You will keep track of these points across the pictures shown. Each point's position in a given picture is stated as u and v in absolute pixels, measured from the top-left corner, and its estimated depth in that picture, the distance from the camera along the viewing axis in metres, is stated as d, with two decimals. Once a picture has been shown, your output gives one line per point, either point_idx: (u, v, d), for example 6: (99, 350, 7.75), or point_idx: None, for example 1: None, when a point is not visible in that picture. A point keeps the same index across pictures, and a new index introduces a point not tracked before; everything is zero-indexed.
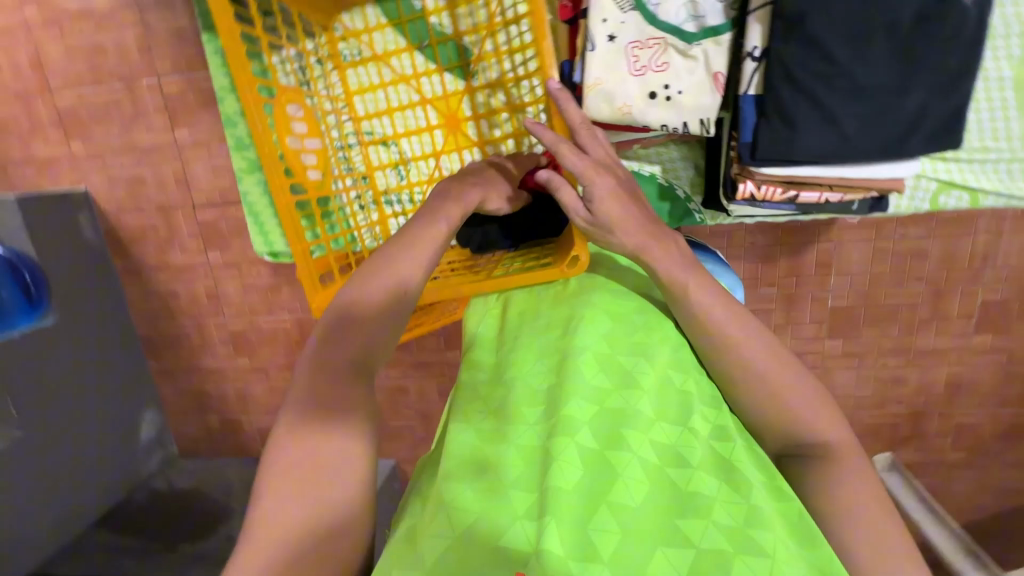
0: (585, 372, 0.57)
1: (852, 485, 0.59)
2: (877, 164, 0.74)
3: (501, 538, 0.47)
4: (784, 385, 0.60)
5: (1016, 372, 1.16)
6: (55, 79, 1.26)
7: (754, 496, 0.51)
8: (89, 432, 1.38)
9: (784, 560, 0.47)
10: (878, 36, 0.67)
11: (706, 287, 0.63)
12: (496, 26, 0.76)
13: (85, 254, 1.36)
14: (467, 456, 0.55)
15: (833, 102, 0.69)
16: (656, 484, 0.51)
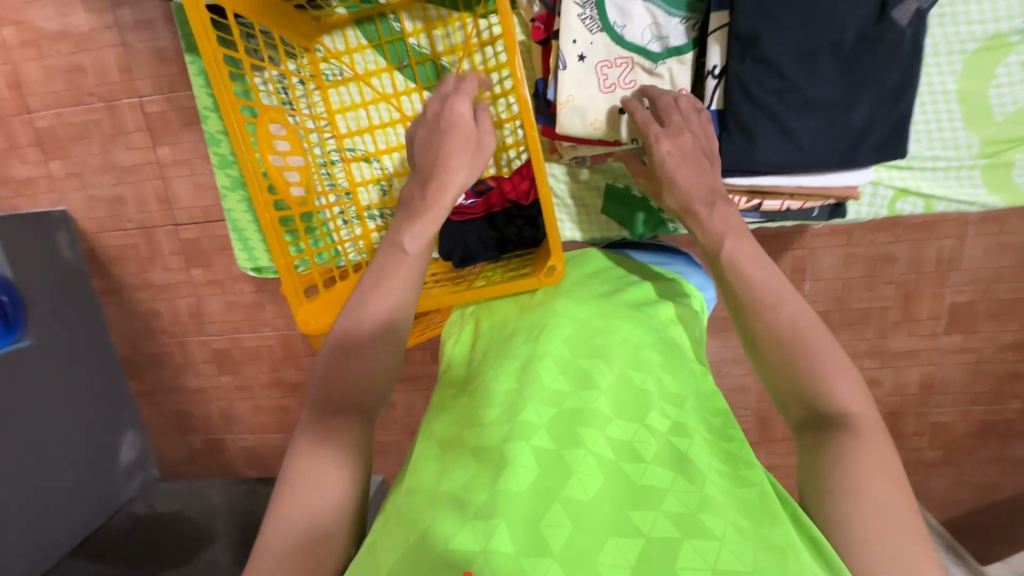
0: (543, 376, 0.58)
1: (874, 466, 0.49)
2: (831, 174, 0.78)
3: (446, 543, 0.44)
4: (812, 348, 0.55)
5: (985, 370, 1.21)
6: (34, 100, 1.26)
7: (709, 486, 0.49)
8: (66, 456, 1.35)
9: (736, 544, 0.44)
10: (824, 54, 0.71)
11: (744, 250, 0.62)
12: (473, 46, 0.78)
13: (64, 274, 1.35)
14: (428, 466, 0.54)
15: (787, 116, 0.73)
16: (610, 478, 0.50)
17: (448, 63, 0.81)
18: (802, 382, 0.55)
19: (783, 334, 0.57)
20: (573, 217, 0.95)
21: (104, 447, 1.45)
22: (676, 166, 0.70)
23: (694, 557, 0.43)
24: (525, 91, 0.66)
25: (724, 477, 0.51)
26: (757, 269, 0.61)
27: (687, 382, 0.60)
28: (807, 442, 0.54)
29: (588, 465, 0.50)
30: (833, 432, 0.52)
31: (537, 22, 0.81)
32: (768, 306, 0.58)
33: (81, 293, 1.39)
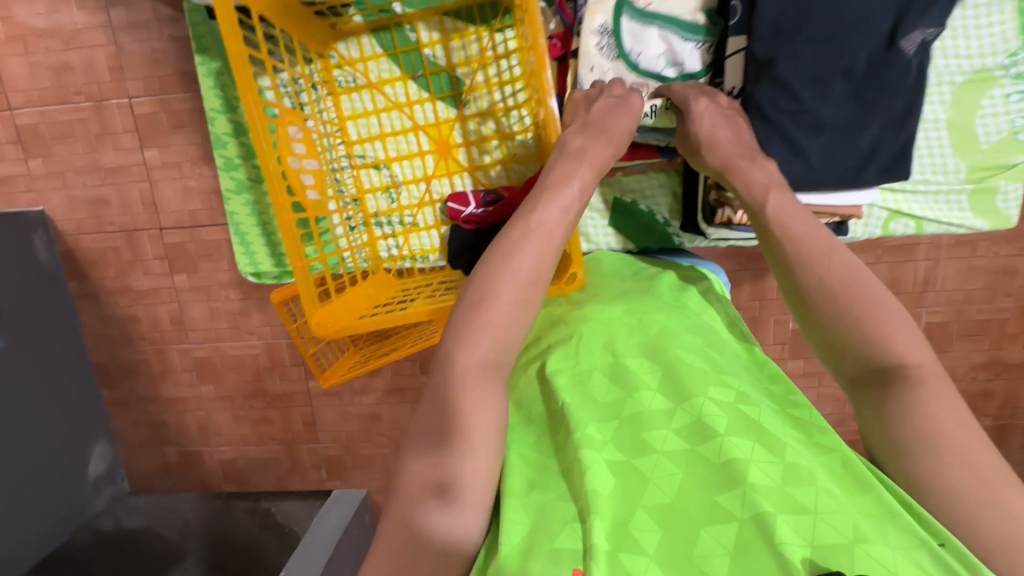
0: (594, 391, 0.62)
1: (940, 412, 0.53)
2: (837, 193, 0.80)
3: (552, 539, 0.50)
4: (861, 302, 0.59)
5: (956, 388, 1.26)
6: (16, 96, 1.22)
7: (789, 453, 0.53)
8: (33, 466, 1.28)
9: (829, 512, 0.49)
10: (836, 79, 0.73)
11: (789, 202, 0.66)
12: (487, 59, 0.80)
13: (38, 277, 1.30)
14: (518, 468, 0.58)
15: (800, 135, 0.76)
16: (689, 470, 0.54)
17: (462, 74, 0.82)
18: (860, 336, 0.58)
19: (835, 284, 0.60)
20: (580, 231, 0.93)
21: (73, 459, 1.39)
22: (715, 121, 0.73)
23: (791, 531, 0.48)
24: (551, 103, 0.69)
25: (807, 448, 0.56)
26: (802, 224, 0.64)
27: (730, 360, 0.66)
28: (867, 396, 0.57)
29: (662, 464, 0.54)
30: (896, 385, 0.55)
31: (554, 40, 0.84)
32: (818, 259, 0.61)
33: (55, 297, 1.34)
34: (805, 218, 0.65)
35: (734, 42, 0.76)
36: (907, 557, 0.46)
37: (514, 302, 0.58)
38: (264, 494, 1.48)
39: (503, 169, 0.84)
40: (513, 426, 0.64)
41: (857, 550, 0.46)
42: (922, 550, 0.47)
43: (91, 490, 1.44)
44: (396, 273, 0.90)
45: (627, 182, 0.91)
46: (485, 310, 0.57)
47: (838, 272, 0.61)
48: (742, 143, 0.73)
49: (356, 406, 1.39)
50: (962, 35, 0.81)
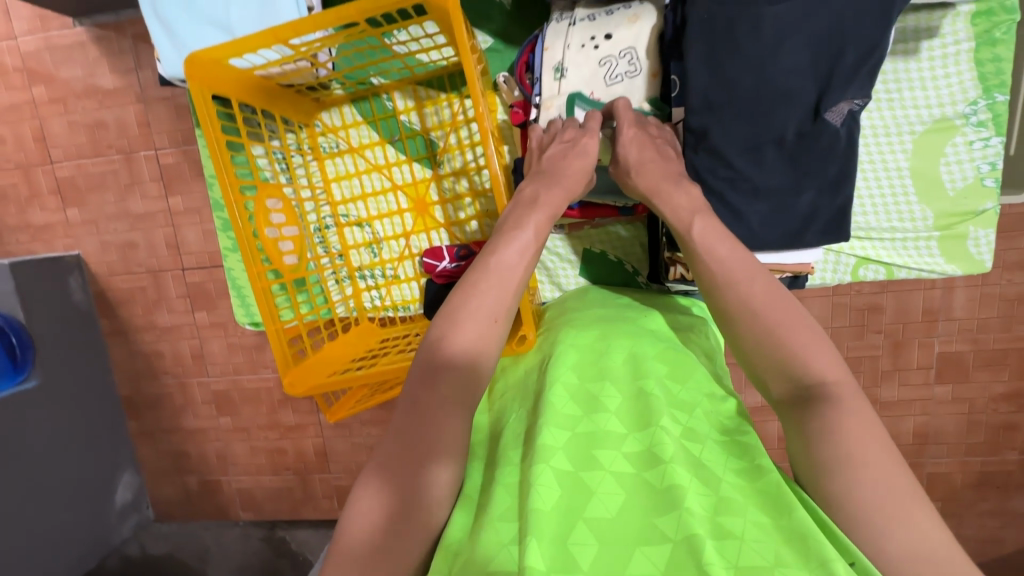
0: (555, 402, 0.61)
1: (858, 432, 0.52)
2: (782, 252, 0.76)
3: (486, 567, 0.48)
4: (784, 323, 0.59)
5: (978, 421, 1.20)
6: (57, 151, 1.34)
7: (724, 487, 0.52)
8: (62, 496, 1.37)
9: (759, 540, 0.47)
10: (768, 148, 0.69)
11: (713, 228, 0.66)
12: (458, 123, 0.85)
13: (73, 316, 1.39)
14: (469, 496, 0.58)
15: (737, 201, 0.71)
16: (631, 492, 0.52)
17: (436, 137, 0.87)
18: (782, 356, 0.58)
19: (759, 307, 0.61)
20: (550, 278, 0.94)
21: (100, 488, 1.46)
22: (639, 155, 0.70)
23: (719, 558, 0.46)
24: (496, 168, 0.69)
25: (740, 475, 0.53)
26: (726, 248, 0.64)
27: (698, 389, 0.62)
28: (792, 418, 0.57)
29: (608, 485, 0.53)
30: (816, 404, 0.55)
31: (516, 107, 0.82)
32: (741, 278, 0.62)
33: (88, 334, 1.44)
34: (727, 242, 0.65)
35: (677, 113, 0.74)
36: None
37: (478, 335, 0.59)
38: (280, 521, 1.52)
39: (478, 224, 0.88)
40: (480, 451, 0.64)
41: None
42: (835, 566, 0.44)
43: (116, 518, 1.50)
44: (380, 322, 0.95)
45: (595, 234, 0.91)
46: (446, 345, 0.58)
47: (761, 294, 0.61)
48: (670, 168, 0.70)
49: (364, 437, 1.42)
50: (931, 79, 0.81)
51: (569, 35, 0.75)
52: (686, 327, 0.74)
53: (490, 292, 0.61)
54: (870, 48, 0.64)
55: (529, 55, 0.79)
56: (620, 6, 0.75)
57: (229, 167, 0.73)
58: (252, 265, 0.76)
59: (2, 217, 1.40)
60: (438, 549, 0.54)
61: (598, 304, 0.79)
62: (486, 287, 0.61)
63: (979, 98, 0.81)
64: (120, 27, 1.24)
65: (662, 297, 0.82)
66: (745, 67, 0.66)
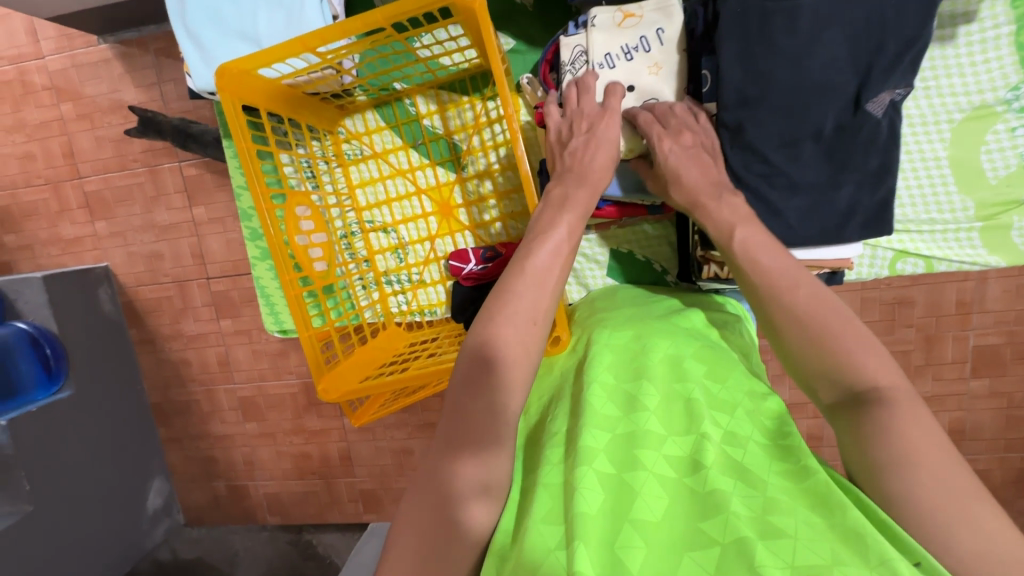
0: (595, 405, 0.60)
1: (913, 430, 0.50)
2: (821, 248, 0.74)
3: (536, 571, 0.47)
4: (832, 328, 0.57)
5: (1017, 416, 1.17)
6: (85, 166, 1.37)
7: (772, 487, 0.50)
8: (96, 502, 1.40)
9: (812, 539, 0.45)
10: (805, 143, 0.68)
11: (758, 237, 0.64)
12: (481, 125, 0.85)
13: (103, 327, 1.43)
14: (513, 498, 0.57)
15: (774, 197, 0.70)
16: (675, 498, 0.51)
17: (459, 140, 0.87)
18: (829, 361, 0.55)
19: (803, 313, 0.58)
20: (578, 280, 0.93)
21: (132, 495, 1.49)
22: (680, 162, 0.69)
23: (771, 558, 0.44)
24: (526, 164, 0.69)
25: (786, 476, 0.52)
26: (771, 255, 0.63)
27: (738, 388, 0.61)
28: (845, 423, 0.54)
29: (651, 487, 0.52)
30: (869, 408, 0.52)
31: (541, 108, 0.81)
32: (785, 288, 0.60)
33: (119, 344, 1.47)
34: (772, 249, 0.63)
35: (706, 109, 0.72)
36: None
37: (517, 341, 0.58)
38: (306, 525, 1.54)
39: (502, 225, 0.88)
40: (519, 454, 0.63)
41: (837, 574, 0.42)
42: (895, 566, 0.42)
43: (149, 523, 1.53)
44: (407, 326, 0.96)
45: (622, 234, 0.90)
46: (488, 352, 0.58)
47: (806, 297, 0.59)
48: (710, 178, 0.69)
49: (388, 440, 1.43)
50: (967, 66, 0.78)
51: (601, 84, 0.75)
52: (721, 325, 0.73)
53: (522, 297, 0.60)
54: (910, 39, 0.63)
55: (553, 55, 0.80)
56: (639, 48, 0.74)
57: (260, 177, 0.74)
58: (284, 272, 0.77)
59: (34, 231, 1.44)
60: (488, 551, 0.53)
61: (634, 303, 0.79)
62: (518, 292, 0.61)
63: (1020, 83, 0.78)
64: (142, 41, 1.26)
65: (692, 295, 0.81)
66: (780, 61, 0.65)
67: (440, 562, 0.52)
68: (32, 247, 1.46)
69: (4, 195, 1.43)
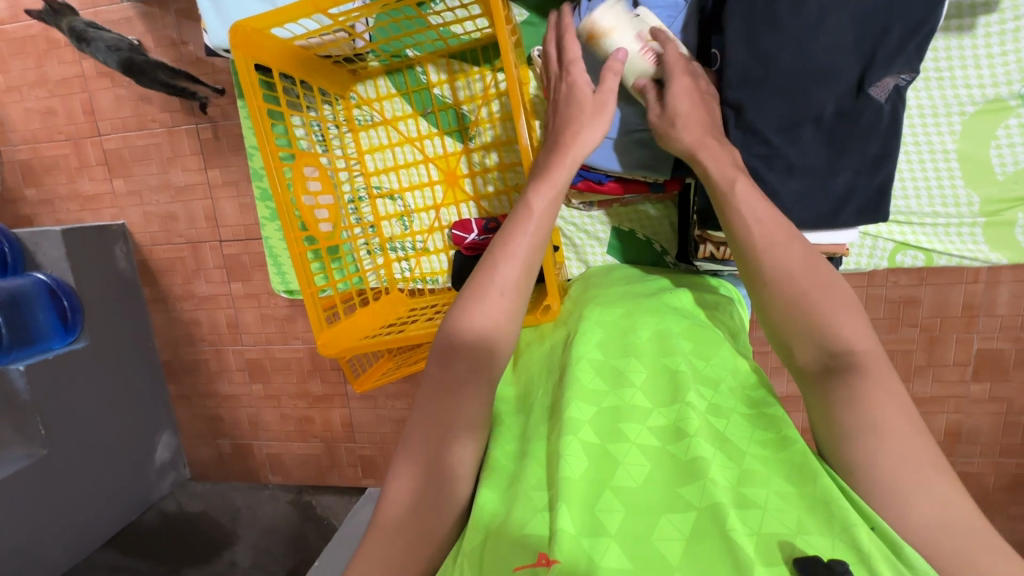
0: (581, 377, 0.61)
1: (883, 404, 0.51)
2: (814, 234, 0.73)
3: (523, 529, 0.51)
4: (816, 290, 0.57)
5: (1015, 422, 1.17)
6: (104, 124, 1.40)
7: (749, 460, 0.52)
8: (106, 450, 1.45)
9: (782, 508, 0.48)
10: (806, 126, 0.67)
11: (753, 190, 0.63)
12: (490, 96, 0.85)
13: (118, 283, 1.46)
14: (500, 463, 0.59)
15: (771, 178, 0.69)
16: (656, 464, 0.53)
17: (468, 110, 0.87)
18: (814, 324, 0.55)
19: (790, 273, 0.58)
20: (578, 257, 0.94)
21: (141, 446, 1.55)
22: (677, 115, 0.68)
23: (742, 525, 0.47)
24: (525, 140, 0.70)
25: (765, 448, 0.54)
26: (763, 208, 0.62)
27: (723, 365, 0.62)
28: (818, 390, 0.55)
29: (634, 456, 0.54)
30: (845, 375, 0.53)
31: None
32: (775, 246, 0.60)
33: (133, 300, 1.51)
34: (764, 205, 0.62)
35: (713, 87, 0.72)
36: (848, 552, 0.44)
37: (494, 311, 0.61)
38: (307, 486, 1.58)
39: (507, 198, 0.89)
40: (508, 419, 0.65)
41: (801, 542, 0.45)
42: (855, 532, 0.45)
43: (157, 474, 1.59)
44: (409, 293, 0.98)
45: (624, 213, 0.91)
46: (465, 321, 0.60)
47: (786, 258, 0.59)
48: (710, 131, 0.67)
49: (389, 409, 1.46)
50: (985, 58, 0.77)
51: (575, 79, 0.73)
52: (711, 306, 0.74)
53: (502, 272, 0.62)
54: (917, 24, 0.63)
55: None
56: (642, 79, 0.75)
57: (270, 136, 0.76)
58: (290, 230, 0.79)
59: (55, 187, 1.48)
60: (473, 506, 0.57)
61: (608, 285, 0.80)
62: (501, 265, 0.63)
63: None
64: (164, 2, 1.27)
65: (689, 276, 0.82)
66: (787, 41, 0.64)
67: (425, 534, 0.55)
68: (53, 202, 1.49)
69: (27, 150, 1.46)
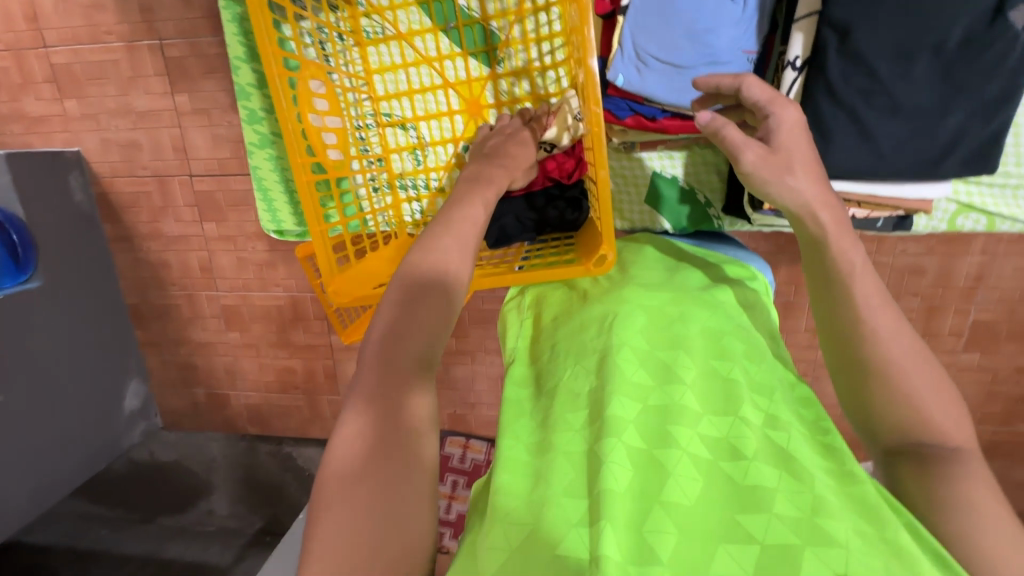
0: (626, 369, 0.54)
1: (977, 487, 0.47)
2: (907, 185, 0.79)
3: (556, 546, 0.43)
4: (922, 383, 0.51)
5: (997, 392, 1.19)
6: (50, 33, 1.20)
7: (819, 484, 0.46)
8: (69, 399, 1.35)
9: (865, 554, 0.41)
10: (923, 56, 0.70)
11: (869, 270, 0.57)
12: (526, 12, 0.78)
13: (75, 218, 1.31)
14: (514, 461, 0.51)
15: (872, 119, 0.73)
16: (709, 480, 0.47)
17: (497, 28, 0.81)
18: (912, 412, 0.50)
19: (897, 362, 0.52)
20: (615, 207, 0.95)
21: (109, 395, 1.45)
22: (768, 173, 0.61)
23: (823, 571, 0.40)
24: (593, 62, 0.62)
25: (831, 477, 0.48)
26: (866, 279, 0.56)
27: (772, 372, 0.57)
28: (908, 472, 0.50)
29: (684, 467, 0.47)
30: (939, 465, 0.49)
31: None
32: (890, 330, 0.53)
33: (93, 238, 1.36)
34: (873, 282, 0.56)
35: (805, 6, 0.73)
36: None
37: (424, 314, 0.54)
38: (287, 439, 1.53)
39: None
40: (530, 407, 0.58)
41: None
42: None
43: (126, 424, 1.49)
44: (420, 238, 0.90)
45: (668, 158, 0.91)
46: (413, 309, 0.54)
47: (889, 333, 0.53)
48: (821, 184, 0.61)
49: None
50: None
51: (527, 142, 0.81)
52: (748, 306, 0.67)
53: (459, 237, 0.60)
54: None
55: None
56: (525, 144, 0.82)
57: (272, 38, 0.68)
58: (296, 155, 0.73)
59: None
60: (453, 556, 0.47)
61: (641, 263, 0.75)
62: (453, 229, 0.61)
63: None
64: None
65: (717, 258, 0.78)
66: None
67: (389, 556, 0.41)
68: None
69: None
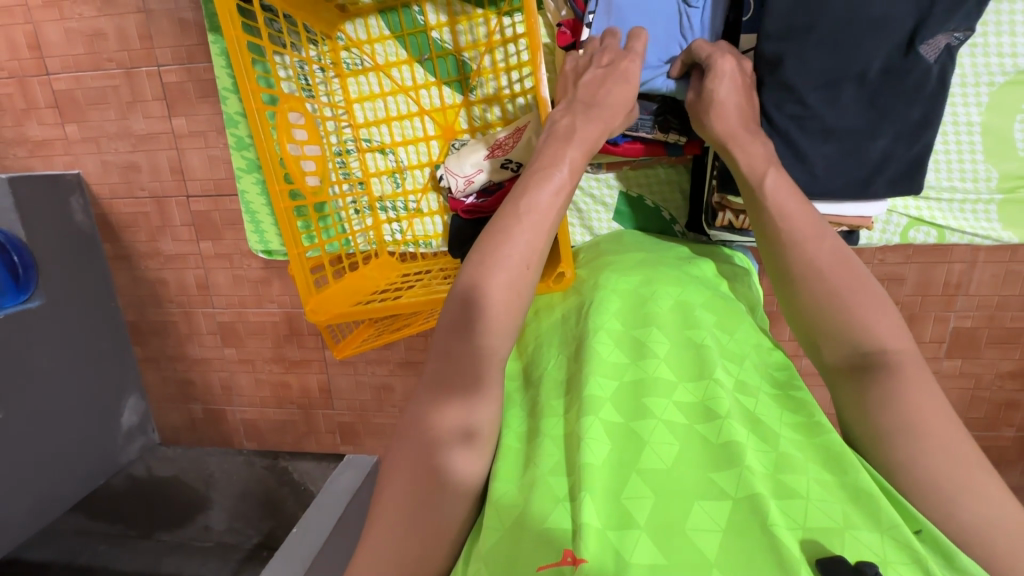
0: (601, 351, 0.64)
1: (918, 399, 0.56)
2: (844, 203, 0.81)
3: (544, 522, 0.52)
4: (845, 287, 0.62)
5: (979, 398, 1.20)
6: (53, 61, 1.25)
7: (784, 444, 0.56)
8: (68, 417, 1.38)
9: (824, 500, 0.51)
10: (847, 84, 0.74)
11: (785, 183, 0.69)
12: (495, 44, 0.83)
13: (75, 238, 1.35)
14: (510, 448, 0.61)
15: (806, 143, 0.76)
16: (685, 442, 0.56)
17: (469, 58, 0.86)
18: (844, 320, 0.61)
19: (822, 264, 0.64)
20: (583, 223, 0.99)
21: (107, 412, 1.47)
22: (730, 95, 0.72)
23: (783, 516, 0.49)
24: (543, 91, 0.72)
25: (797, 431, 0.58)
26: (794, 202, 0.68)
27: (746, 340, 0.67)
28: (851, 386, 0.60)
29: (659, 436, 0.56)
30: (877, 372, 0.58)
31: (563, 27, 0.82)
32: (812, 238, 0.65)
33: (92, 258, 1.40)
34: (796, 199, 0.68)
35: (746, 40, 0.78)
36: (894, 544, 0.48)
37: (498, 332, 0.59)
38: (283, 452, 1.55)
39: None
40: (512, 398, 0.68)
41: (848, 535, 0.48)
42: (905, 530, 0.48)
43: (124, 439, 1.52)
44: (400, 257, 0.98)
45: (633, 176, 0.95)
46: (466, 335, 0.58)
47: (815, 251, 0.65)
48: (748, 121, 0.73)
49: (368, 376, 1.42)
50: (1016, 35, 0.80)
51: (484, 166, 0.82)
52: (731, 277, 0.79)
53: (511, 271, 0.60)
54: None
55: None
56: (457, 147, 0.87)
57: (250, 74, 0.73)
58: (275, 183, 0.77)
59: None
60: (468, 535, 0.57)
61: (632, 248, 0.83)
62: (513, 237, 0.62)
63: None
64: None
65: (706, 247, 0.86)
66: None
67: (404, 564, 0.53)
68: None
69: None
